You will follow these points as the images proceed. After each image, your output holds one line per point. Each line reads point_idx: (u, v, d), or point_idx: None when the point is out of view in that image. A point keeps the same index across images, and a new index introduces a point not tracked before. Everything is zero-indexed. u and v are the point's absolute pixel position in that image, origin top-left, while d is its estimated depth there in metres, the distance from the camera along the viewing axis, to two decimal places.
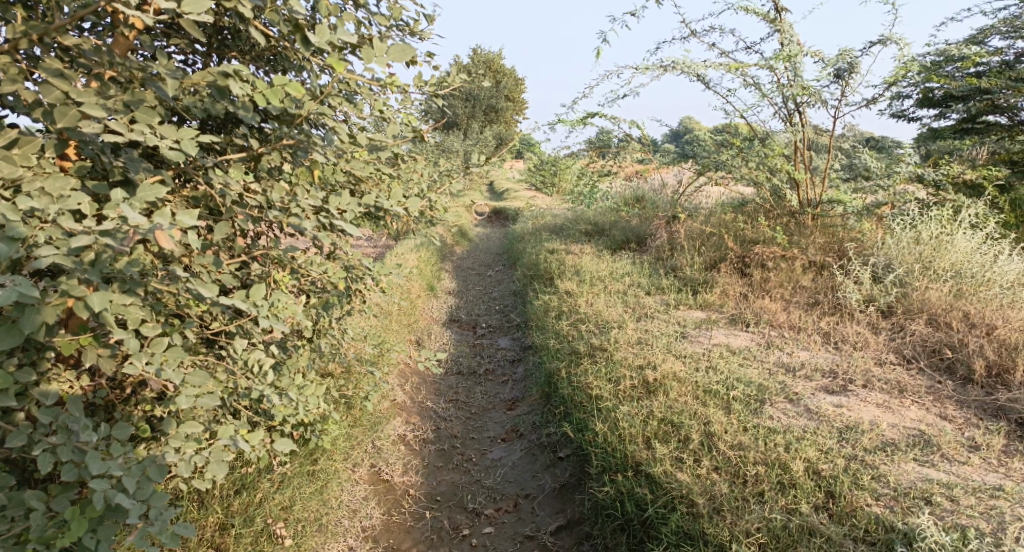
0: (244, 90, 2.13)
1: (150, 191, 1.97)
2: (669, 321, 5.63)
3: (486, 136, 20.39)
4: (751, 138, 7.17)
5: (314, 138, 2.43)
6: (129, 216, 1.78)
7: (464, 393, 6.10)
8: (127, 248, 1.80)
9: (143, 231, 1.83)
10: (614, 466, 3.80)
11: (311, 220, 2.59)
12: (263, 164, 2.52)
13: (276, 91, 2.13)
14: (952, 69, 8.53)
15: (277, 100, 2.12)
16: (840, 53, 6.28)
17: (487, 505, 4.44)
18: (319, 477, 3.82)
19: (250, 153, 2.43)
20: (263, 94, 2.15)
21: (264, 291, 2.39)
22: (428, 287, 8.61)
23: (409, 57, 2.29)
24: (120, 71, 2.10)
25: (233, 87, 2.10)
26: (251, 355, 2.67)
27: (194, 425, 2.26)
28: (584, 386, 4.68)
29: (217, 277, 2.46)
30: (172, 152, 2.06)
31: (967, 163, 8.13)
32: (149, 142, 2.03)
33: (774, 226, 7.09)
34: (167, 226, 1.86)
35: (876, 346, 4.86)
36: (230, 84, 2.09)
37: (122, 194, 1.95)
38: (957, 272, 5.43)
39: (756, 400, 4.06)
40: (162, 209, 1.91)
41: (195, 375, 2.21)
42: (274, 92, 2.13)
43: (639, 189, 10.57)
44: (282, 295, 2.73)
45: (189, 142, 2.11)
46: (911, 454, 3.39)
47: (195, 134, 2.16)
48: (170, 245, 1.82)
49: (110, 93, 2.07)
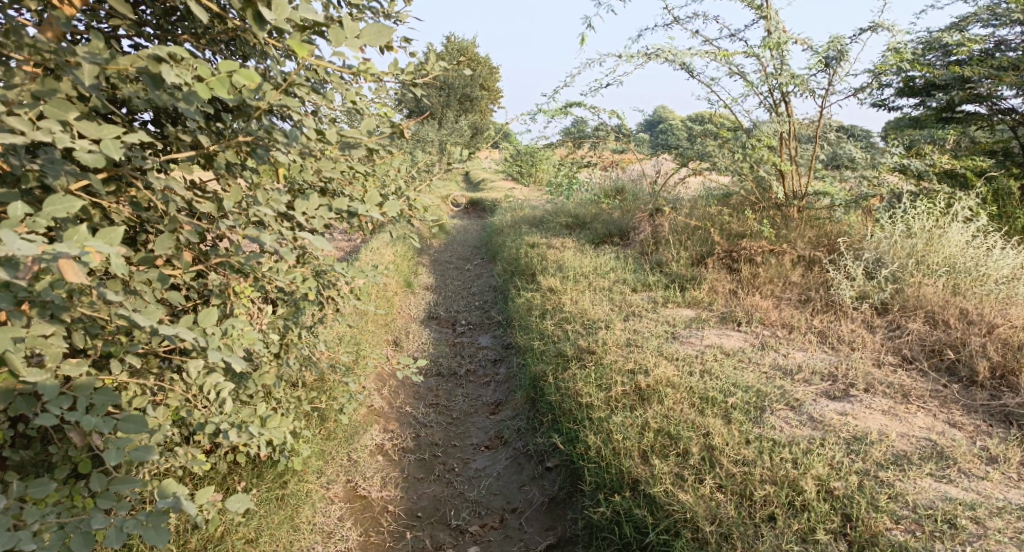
0: (181, 77, 1.84)
1: (59, 204, 1.68)
2: (658, 320, 5.38)
3: (459, 125, 19.95)
4: (736, 129, 6.93)
5: (276, 134, 2.14)
6: (19, 246, 1.48)
7: (444, 396, 5.80)
8: (21, 280, 1.50)
9: (44, 261, 1.53)
10: (609, 484, 3.58)
11: (274, 230, 2.21)
12: (218, 163, 2.19)
13: (221, 79, 1.83)
14: (934, 56, 8.31)
15: (223, 90, 1.80)
16: (831, 40, 6.03)
17: (472, 522, 4.17)
18: (288, 503, 3.53)
19: (199, 151, 2.12)
20: (205, 82, 1.84)
21: (217, 314, 2.02)
22: (404, 284, 8.29)
23: (385, 39, 1.99)
24: (32, 56, 1.80)
25: (164, 74, 1.79)
26: (206, 380, 2.35)
27: (131, 480, 1.91)
28: (573, 392, 4.42)
29: (165, 296, 2.12)
30: (89, 156, 1.74)
31: (950, 152, 7.98)
32: (56, 142, 1.69)
33: (761, 220, 6.86)
34: (72, 252, 1.54)
35: (874, 346, 4.65)
36: (162, 69, 1.80)
37: (24, 209, 1.65)
38: (952, 267, 5.22)
39: (756, 408, 3.84)
40: (72, 229, 1.60)
41: (128, 420, 1.81)
42: (219, 81, 1.81)
43: (618, 178, 10.30)
44: (239, 322, 2.35)
45: (111, 143, 1.78)
46: (926, 468, 3.20)
47: (123, 132, 1.83)
48: (78, 278, 1.58)
49: (15, 82, 1.76)
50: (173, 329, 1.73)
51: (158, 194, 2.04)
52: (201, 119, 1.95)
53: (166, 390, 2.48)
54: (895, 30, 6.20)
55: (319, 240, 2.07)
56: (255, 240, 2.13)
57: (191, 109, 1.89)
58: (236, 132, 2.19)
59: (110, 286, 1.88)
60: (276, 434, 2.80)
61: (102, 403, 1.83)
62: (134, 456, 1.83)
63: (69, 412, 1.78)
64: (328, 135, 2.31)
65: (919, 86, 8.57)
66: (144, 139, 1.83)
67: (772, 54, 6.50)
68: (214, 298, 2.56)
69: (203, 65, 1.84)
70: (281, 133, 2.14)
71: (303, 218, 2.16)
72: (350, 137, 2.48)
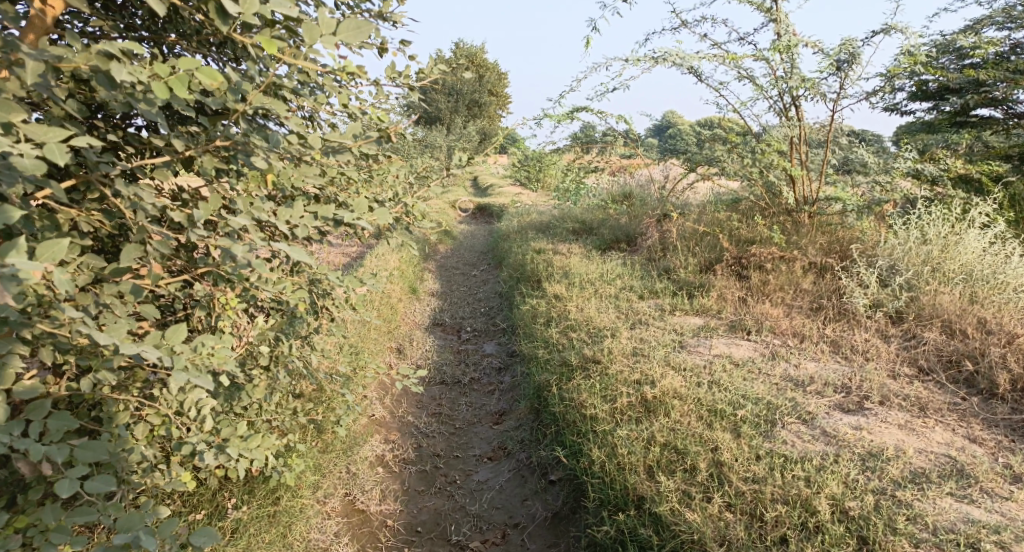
0: (133, 74, 1.77)
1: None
2: (665, 328, 5.24)
3: (467, 130, 19.83)
4: (745, 133, 6.79)
5: (255, 138, 2.06)
6: None
7: (447, 405, 5.68)
8: None
9: None
10: (614, 501, 3.46)
11: (250, 239, 2.09)
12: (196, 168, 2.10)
13: (181, 78, 1.77)
14: (947, 60, 8.13)
15: (182, 88, 1.74)
16: (842, 43, 5.90)
17: (473, 538, 4.04)
18: (280, 520, 3.42)
19: (173, 155, 2.05)
20: (164, 81, 1.79)
21: (185, 332, 1.94)
22: (409, 290, 8.18)
23: (363, 34, 2.00)
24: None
25: (114, 71, 1.74)
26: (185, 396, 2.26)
27: (88, 513, 1.85)
28: (578, 403, 4.29)
29: (137, 309, 2.03)
30: (30, 161, 1.66)
31: (965, 156, 7.79)
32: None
33: (771, 225, 6.70)
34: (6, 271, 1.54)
35: (888, 357, 4.49)
36: (112, 66, 1.74)
37: None
38: (969, 275, 5.06)
39: (766, 422, 3.70)
40: (13, 243, 1.60)
41: (86, 448, 1.82)
42: (178, 79, 1.75)
43: (626, 184, 10.16)
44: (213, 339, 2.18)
45: (54, 147, 1.70)
46: (946, 488, 3.06)
47: (73, 136, 1.75)
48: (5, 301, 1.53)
49: None
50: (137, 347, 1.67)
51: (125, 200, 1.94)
52: (163, 121, 1.87)
53: (146, 406, 2.39)
54: (908, 32, 6.06)
55: (296, 251, 1.97)
56: (226, 251, 2.00)
57: (152, 110, 1.83)
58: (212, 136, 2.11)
59: (73, 300, 1.81)
60: (261, 453, 2.69)
61: (57, 428, 1.81)
62: (88, 488, 1.83)
63: (22, 437, 1.76)
64: (312, 138, 2.23)
65: (932, 89, 8.40)
66: (95, 143, 1.75)
67: (782, 57, 6.37)
68: (198, 309, 2.46)
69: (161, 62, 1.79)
70: (261, 137, 2.07)
71: (283, 226, 2.05)
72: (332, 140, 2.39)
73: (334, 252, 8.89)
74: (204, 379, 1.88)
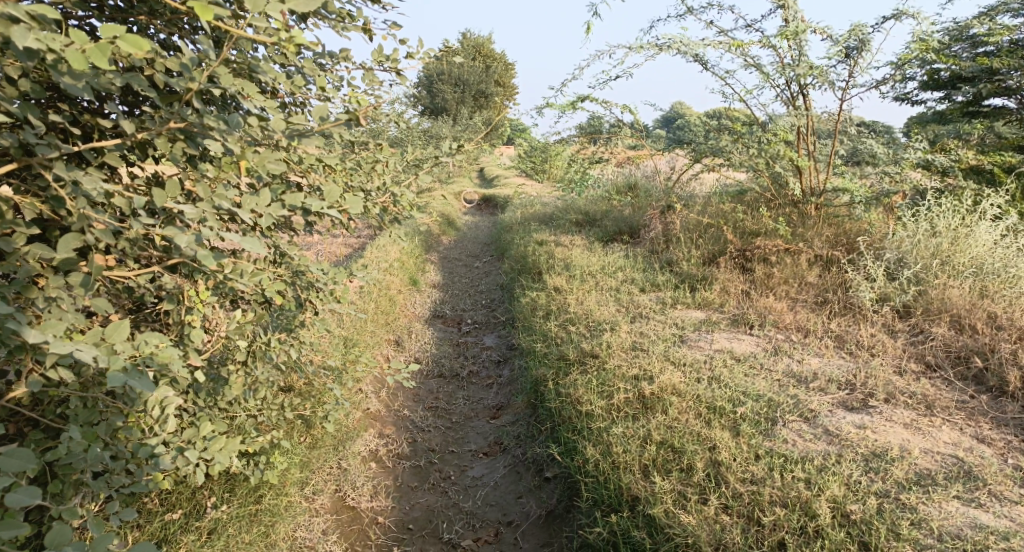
0: (43, 42, 1.67)
1: None
2: (666, 322, 5.12)
3: (473, 121, 19.66)
4: (750, 123, 6.63)
5: (211, 121, 1.99)
6: None
7: (444, 399, 5.57)
8: None
9: None
10: (607, 500, 3.37)
11: (202, 227, 2.01)
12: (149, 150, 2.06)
13: (101, 48, 1.68)
14: (960, 48, 7.92)
15: (102, 58, 1.66)
16: (851, 29, 5.73)
17: (464, 536, 3.94)
18: (262, 519, 3.38)
19: (124, 136, 2.01)
20: (80, 51, 1.69)
21: (127, 330, 1.90)
22: (410, 281, 8.06)
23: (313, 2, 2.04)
24: None
25: (17, 39, 1.64)
26: (142, 392, 2.20)
27: (17, 526, 1.79)
28: (574, 399, 4.18)
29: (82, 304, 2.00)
30: None
31: (978, 147, 7.59)
32: None
33: (776, 217, 6.56)
34: None
35: (895, 352, 4.35)
36: (16, 34, 1.64)
37: None
38: (979, 268, 4.90)
39: (766, 420, 3.58)
40: None
41: (13, 456, 1.74)
42: (98, 48, 1.68)
43: (631, 175, 9.99)
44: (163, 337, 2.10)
45: None
46: (953, 490, 2.94)
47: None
48: None
49: None
50: (73, 345, 1.76)
51: (67, 185, 1.92)
52: (90, 95, 1.80)
53: (109, 403, 2.32)
54: (920, 18, 5.87)
55: (246, 240, 1.88)
56: (174, 240, 1.93)
57: (76, 84, 1.77)
58: (167, 119, 2.05)
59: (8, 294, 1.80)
60: (227, 453, 2.59)
61: None
62: (10, 499, 1.70)
63: None
64: (274, 123, 2.19)
65: (944, 78, 8.21)
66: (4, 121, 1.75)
67: (789, 44, 6.20)
68: (168, 302, 2.38)
69: (78, 31, 1.69)
70: (219, 120, 2.01)
71: (240, 215, 1.99)
72: (298, 124, 2.33)
73: (335, 243, 8.78)
74: (141, 382, 1.79)
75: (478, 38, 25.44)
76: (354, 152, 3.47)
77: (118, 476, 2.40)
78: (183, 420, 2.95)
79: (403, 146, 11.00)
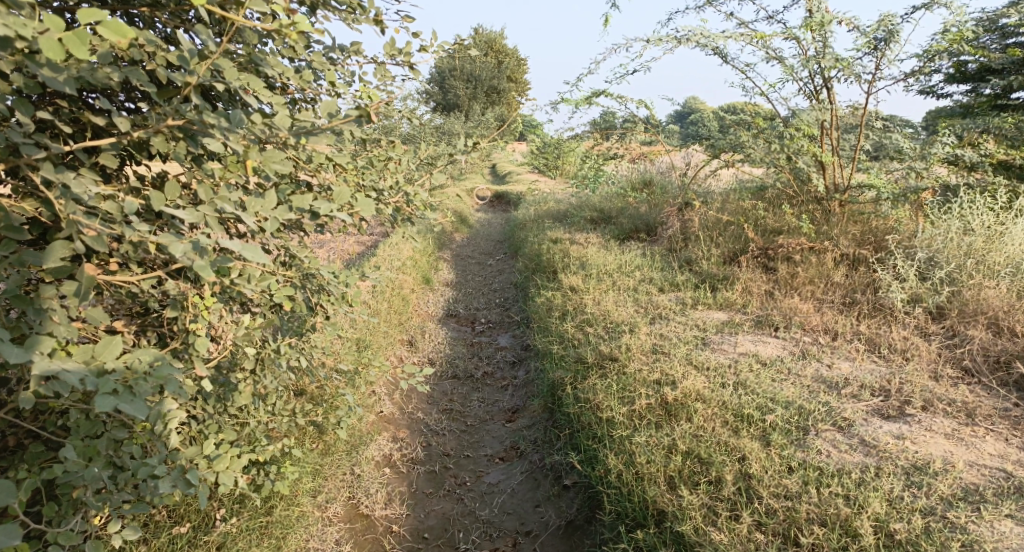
0: (16, 28, 1.55)
1: None
2: (687, 324, 4.95)
3: (485, 117, 19.47)
4: (773, 118, 6.43)
5: (210, 117, 1.86)
6: None
7: (459, 402, 5.42)
8: None
9: None
10: (631, 513, 3.22)
11: (201, 232, 1.87)
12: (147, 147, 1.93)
13: (78, 36, 1.57)
14: (989, 39, 7.67)
15: (80, 46, 1.55)
16: (879, 19, 5.52)
17: (482, 546, 3.79)
18: (272, 532, 3.24)
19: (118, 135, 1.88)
20: (57, 40, 1.57)
21: (119, 346, 1.77)
22: (422, 280, 7.92)
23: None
24: None
25: None
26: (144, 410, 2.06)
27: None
28: (594, 405, 4.03)
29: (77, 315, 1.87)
30: None
31: (1008, 142, 7.33)
32: None
33: (799, 215, 6.36)
34: None
35: (929, 356, 4.15)
36: None
37: None
38: (1017, 268, 4.69)
39: (798, 429, 3.41)
40: None
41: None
42: (77, 37, 1.57)
43: (646, 171, 9.79)
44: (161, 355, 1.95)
45: None
46: (1005, 509, 2.76)
47: None
48: None
49: None
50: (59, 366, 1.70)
51: (56, 188, 1.79)
52: (73, 88, 1.67)
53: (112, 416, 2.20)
54: (951, 8, 5.64)
55: (248, 249, 1.73)
56: (170, 249, 1.79)
57: (57, 77, 1.64)
58: (166, 115, 1.92)
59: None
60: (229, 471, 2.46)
61: None
62: None
63: None
64: (280, 119, 2.04)
65: (972, 70, 7.96)
66: None
67: (813, 36, 6.00)
68: (171, 309, 2.26)
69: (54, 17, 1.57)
70: (219, 117, 1.86)
71: (242, 220, 1.84)
72: (305, 119, 2.18)
73: (346, 241, 8.64)
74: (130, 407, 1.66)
75: (489, 34, 25.27)
76: (366, 150, 3.32)
77: (118, 493, 2.28)
78: (190, 430, 2.83)
79: (415, 142, 10.85)
